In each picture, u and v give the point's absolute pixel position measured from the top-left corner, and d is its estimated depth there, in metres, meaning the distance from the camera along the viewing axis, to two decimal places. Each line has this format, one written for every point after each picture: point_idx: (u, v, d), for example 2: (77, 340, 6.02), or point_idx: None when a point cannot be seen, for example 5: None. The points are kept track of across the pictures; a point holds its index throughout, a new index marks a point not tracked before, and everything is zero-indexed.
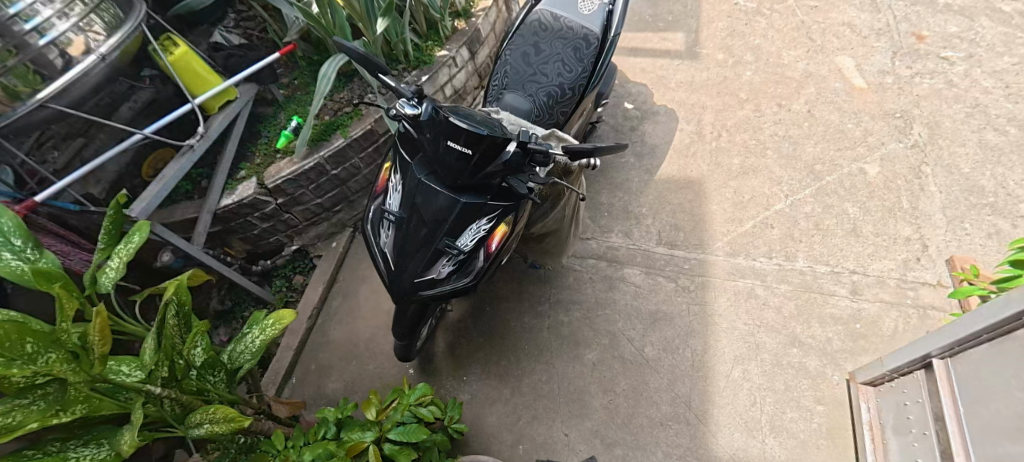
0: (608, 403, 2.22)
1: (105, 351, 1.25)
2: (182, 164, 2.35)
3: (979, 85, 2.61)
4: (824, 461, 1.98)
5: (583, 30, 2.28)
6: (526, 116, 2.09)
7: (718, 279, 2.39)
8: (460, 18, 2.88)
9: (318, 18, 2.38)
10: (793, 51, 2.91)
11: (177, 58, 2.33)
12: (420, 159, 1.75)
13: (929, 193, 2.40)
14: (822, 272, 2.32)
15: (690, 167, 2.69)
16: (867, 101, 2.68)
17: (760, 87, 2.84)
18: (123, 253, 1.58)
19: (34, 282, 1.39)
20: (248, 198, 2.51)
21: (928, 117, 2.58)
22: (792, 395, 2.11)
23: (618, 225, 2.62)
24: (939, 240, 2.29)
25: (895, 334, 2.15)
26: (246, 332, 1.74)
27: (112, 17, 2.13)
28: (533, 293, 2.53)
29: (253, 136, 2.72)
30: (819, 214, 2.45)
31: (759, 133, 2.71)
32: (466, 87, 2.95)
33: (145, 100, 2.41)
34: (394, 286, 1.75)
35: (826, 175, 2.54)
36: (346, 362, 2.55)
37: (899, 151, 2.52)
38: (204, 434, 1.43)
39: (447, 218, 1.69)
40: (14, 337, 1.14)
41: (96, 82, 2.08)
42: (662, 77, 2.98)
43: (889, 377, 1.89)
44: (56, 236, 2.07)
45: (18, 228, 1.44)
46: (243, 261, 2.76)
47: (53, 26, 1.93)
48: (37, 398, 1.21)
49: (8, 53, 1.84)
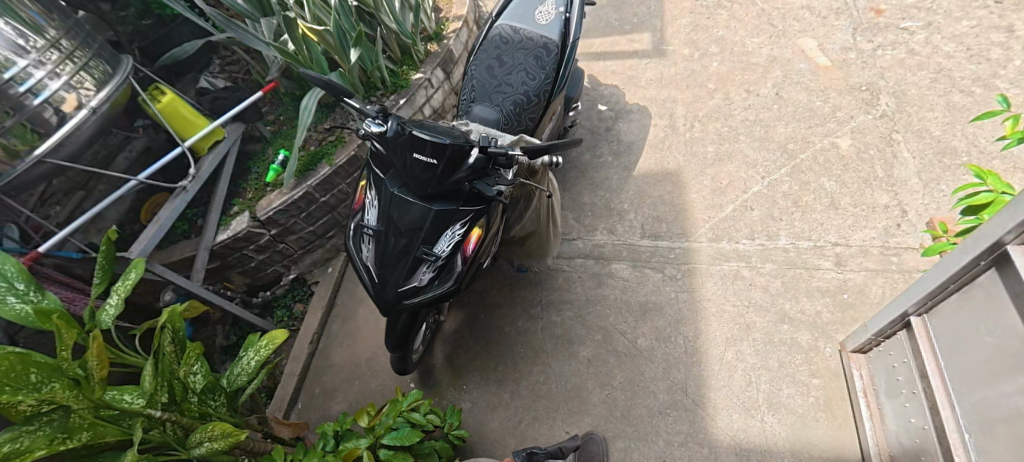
0: (607, 398, 2.22)
1: (104, 375, 1.32)
2: (176, 205, 2.43)
3: (940, 50, 2.66)
4: (825, 433, 1.96)
5: (543, 39, 2.39)
6: (494, 125, 2.17)
7: (704, 264, 2.42)
8: (432, 41, 2.99)
9: (295, 54, 2.46)
10: (756, 38, 2.99)
11: (165, 105, 2.42)
12: (392, 174, 1.84)
13: (903, 159, 2.43)
14: (804, 247, 2.34)
15: (667, 159, 2.74)
16: (832, 78, 2.74)
17: (727, 76, 2.91)
18: (121, 289, 1.60)
19: (35, 323, 1.40)
20: (242, 231, 2.58)
21: (894, 86, 2.63)
22: (788, 371, 2.10)
23: (602, 223, 2.66)
24: (917, 204, 2.31)
25: (884, 300, 2.15)
26: (242, 354, 1.77)
27: (101, 73, 2.24)
28: (525, 297, 2.58)
29: (244, 173, 2.84)
30: (796, 192, 2.49)
31: (731, 120, 2.76)
32: (445, 106, 3.04)
33: (140, 149, 2.57)
34: (378, 298, 1.81)
35: (799, 152, 2.58)
36: (349, 382, 2.58)
37: (869, 122, 2.57)
38: (205, 453, 1.48)
39: (422, 227, 1.76)
40: (19, 368, 1.21)
41: (89, 134, 2.17)
42: (632, 77, 3.07)
43: (875, 342, 1.91)
44: (61, 283, 2.16)
45: (21, 273, 1.47)
46: (243, 294, 2.83)
47: (46, 86, 2.02)
48: (43, 425, 1.28)
49: (5, 115, 1.91)
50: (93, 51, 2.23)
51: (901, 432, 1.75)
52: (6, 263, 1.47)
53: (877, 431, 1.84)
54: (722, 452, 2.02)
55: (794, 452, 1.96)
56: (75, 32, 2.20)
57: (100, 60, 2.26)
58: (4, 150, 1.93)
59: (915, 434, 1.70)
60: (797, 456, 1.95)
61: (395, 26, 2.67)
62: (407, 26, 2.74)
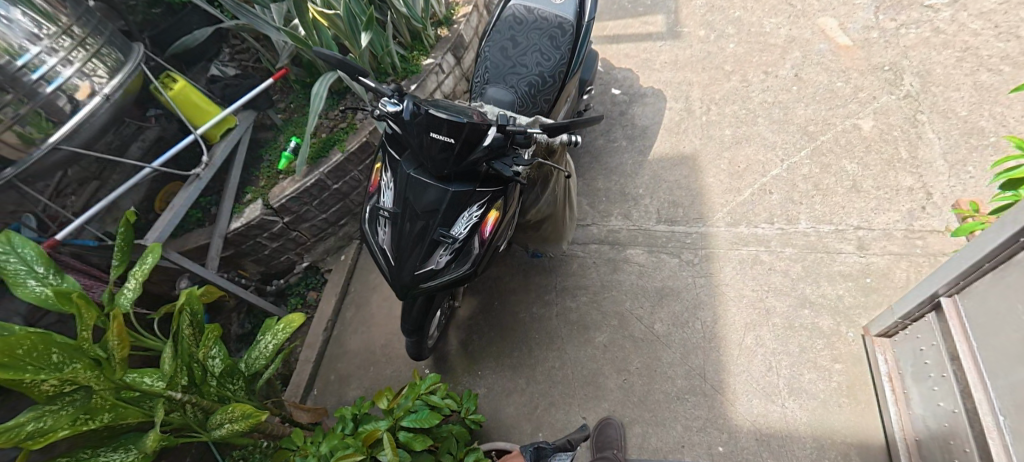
0: (623, 383, 2.20)
1: (124, 356, 1.33)
2: (190, 193, 2.42)
3: (967, 28, 2.59)
4: (847, 419, 1.93)
5: (558, 19, 2.35)
6: (509, 107, 2.14)
7: (722, 249, 2.37)
8: (443, 26, 2.96)
9: (305, 40, 2.44)
10: (774, 19, 2.94)
11: (177, 91, 2.40)
12: (408, 156, 1.82)
13: (928, 140, 2.37)
14: (825, 231, 2.29)
15: (683, 143, 2.70)
16: (854, 58, 2.67)
17: (745, 57, 2.85)
18: (139, 273, 1.60)
19: (54, 305, 1.44)
20: (255, 219, 2.58)
21: (919, 65, 2.56)
22: (809, 357, 2.06)
23: (616, 209, 2.62)
24: (943, 187, 2.25)
25: (908, 284, 2.10)
26: (260, 338, 1.78)
27: (114, 61, 2.21)
28: (539, 283, 2.55)
29: (256, 161, 2.83)
30: (816, 175, 2.43)
31: (749, 102, 2.71)
32: (456, 92, 3.00)
33: (153, 138, 2.59)
34: (396, 281, 1.79)
35: (820, 134, 2.53)
36: (364, 369, 2.58)
37: (892, 103, 2.50)
38: (225, 434, 1.49)
39: (439, 209, 1.74)
40: (41, 348, 1.22)
41: (103, 122, 2.14)
42: (646, 60, 3.02)
43: (902, 326, 1.87)
44: (79, 271, 2.16)
45: (40, 256, 1.50)
46: (258, 282, 2.84)
47: (59, 73, 2.00)
48: (65, 405, 1.28)
49: (19, 103, 1.90)
50: (105, 39, 2.20)
51: (928, 417, 1.71)
52: (27, 246, 1.50)
53: (902, 415, 1.81)
54: (742, 437, 1.98)
55: (816, 438, 1.92)
56: (86, 20, 2.16)
57: (113, 48, 2.24)
58: (20, 138, 1.92)
59: (943, 418, 1.66)
60: (820, 442, 1.91)
61: (406, 10, 2.62)
62: (418, 10, 2.70)
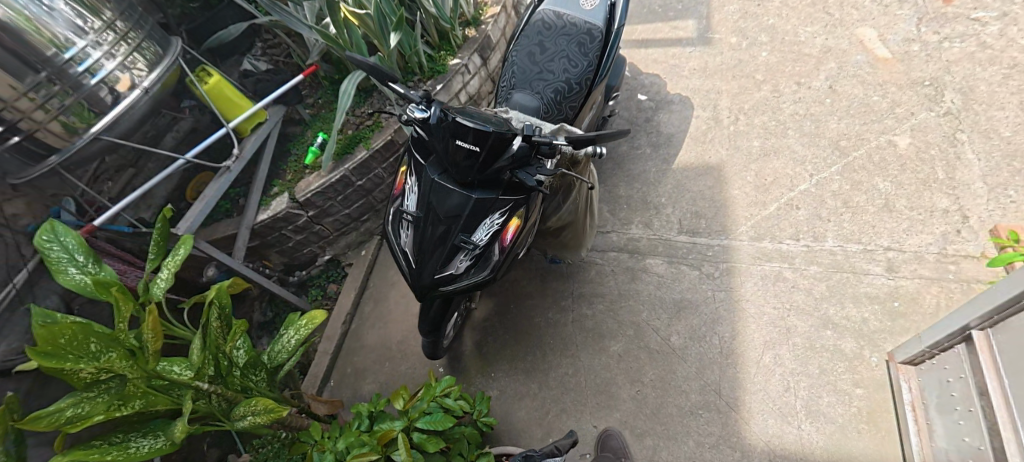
0: (637, 394, 2.18)
1: (157, 348, 1.37)
2: (220, 185, 2.47)
3: (1016, 43, 2.48)
4: (865, 447, 1.88)
5: (586, 25, 2.34)
6: (534, 113, 2.13)
7: (744, 264, 2.34)
8: (471, 27, 2.96)
9: (335, 38, 2.47)
10: (809, 27, 2.86)
11: (212, 85, 2.47)
12: (433, 160, 1.84)
13: (967, 161, 2.28)
14: (853, 251, 2.23)
15: (709, 153, 2.65)
16: (892, 71, 2.59)
17: (777, 66, 2.79)
18: (172, 264, 1.66)
19: (92, 292, 1.50)
20: (281, 211, 2.64)
21: (961, 82, 2.46)
22: (828, 379, 2.02)
23: (637, 217, 2.60)
24: (981, 210, 2.16)
25: (938, 311, 2.03)
26: (283, 333, 1.83)
27: (153, 54, 2.26)
28: (555, 288, 2.55)
29: (283, 155, 2.89)
30: (846, 191, 2.37)
31: (779, 113, 2.65)
32: (481, 93, 3.01)
33: (186, 129, 2.69)
34: (416, 283, 1.81)
35: (852, 150, 2.46)
36: (380, 364, 2.62)
37: (931, 120, 2.41)
38: (248, 426, 1.53)
39: (461, 215, 1.75)
40: (80, 337, 1.27)
41: (141, 114, 2.21)
42: (674, 66, 2.98)
43: (929, 355, 1.81)
44: (114, 256, 2.23)
45: (80, 245, 1.56)
46: (280, 273, 2.90)
47: (102, 66, 2.05)
48: (101, 392, 1.35)
49: (64, 94, 1.96)
50: (146, 33, 2.24)
51: (951, 451, 1.68)
52: (68, 235, 1.57)
53: (923, 447, 1.76)
54: (755, 457, 1.96)
55: None
56: (128, 15, 2.18)
57: (152, 42, 2.28)
58: (63, 127, 1.99)
59: (968, 453, 1.62)
60: None
61: (434, 10, 2.64)
62: (446, 11, 2.70)
